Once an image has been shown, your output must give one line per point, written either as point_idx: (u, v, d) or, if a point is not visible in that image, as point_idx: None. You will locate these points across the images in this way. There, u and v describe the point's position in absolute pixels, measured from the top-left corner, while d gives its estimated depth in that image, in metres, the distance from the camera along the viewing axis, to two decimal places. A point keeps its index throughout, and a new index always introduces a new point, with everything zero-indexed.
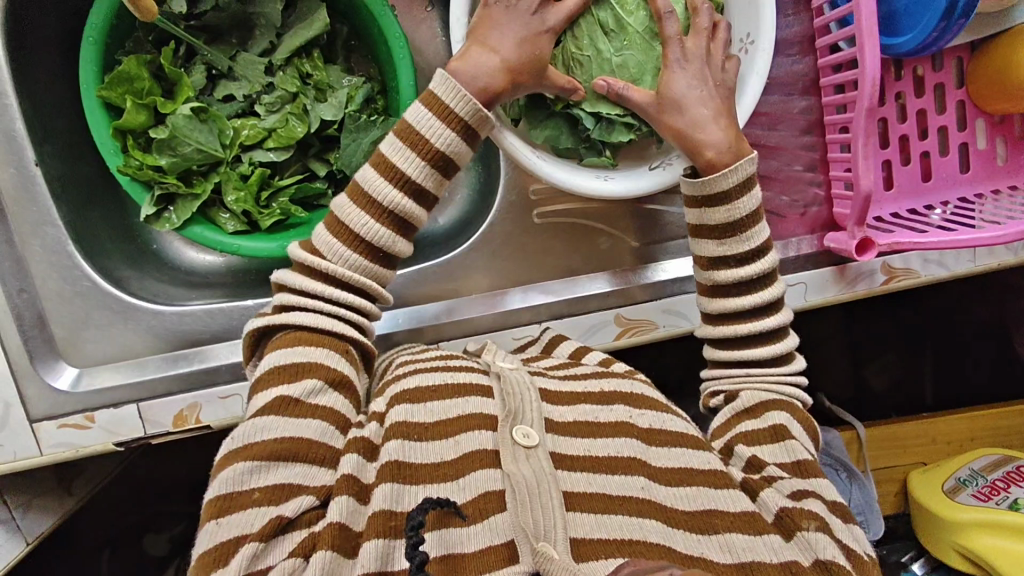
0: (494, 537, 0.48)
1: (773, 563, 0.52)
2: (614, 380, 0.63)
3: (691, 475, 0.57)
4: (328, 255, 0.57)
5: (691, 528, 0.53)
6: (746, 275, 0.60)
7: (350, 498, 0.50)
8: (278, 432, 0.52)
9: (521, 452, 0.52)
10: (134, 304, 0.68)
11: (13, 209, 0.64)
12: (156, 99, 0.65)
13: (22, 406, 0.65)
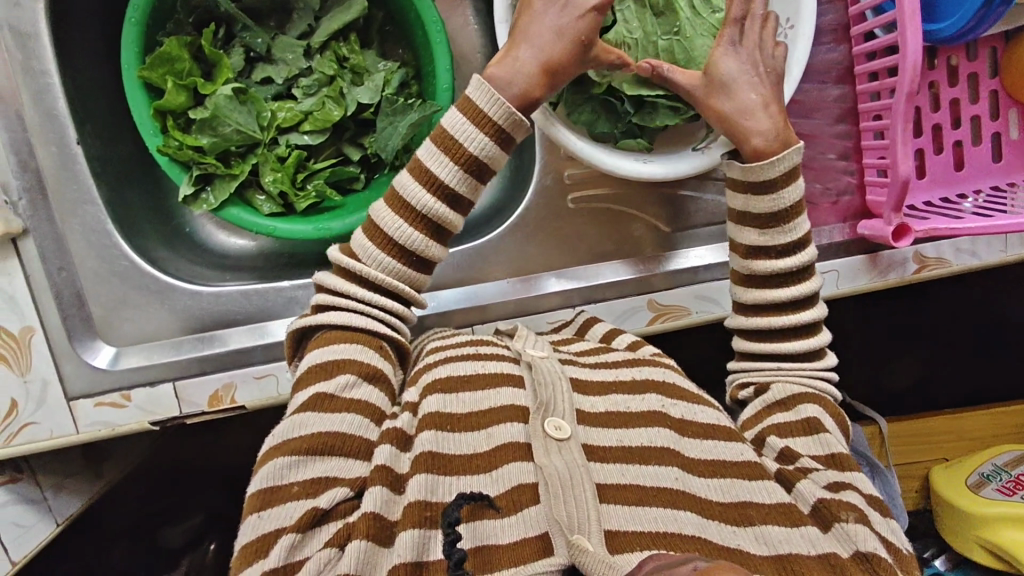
0: (528, 529, 0.48)
1: (811, 555, 0.49)
2: (646, 367, 0.63)
3: (726, 467, 0.56)
4: (363, 257, 0.58)
5: (727, 519, 0.52)
6: (784, 268, 0.60)
7: (384, 489, 0.51)
8: (316, 426, 0.53)
9: (554, 445, 0.52)
10: (171, 285, 0.69)
11: (53, 188, 0.64)
12: (197, 80, 0.66)
13: (60, 383, 0.66)
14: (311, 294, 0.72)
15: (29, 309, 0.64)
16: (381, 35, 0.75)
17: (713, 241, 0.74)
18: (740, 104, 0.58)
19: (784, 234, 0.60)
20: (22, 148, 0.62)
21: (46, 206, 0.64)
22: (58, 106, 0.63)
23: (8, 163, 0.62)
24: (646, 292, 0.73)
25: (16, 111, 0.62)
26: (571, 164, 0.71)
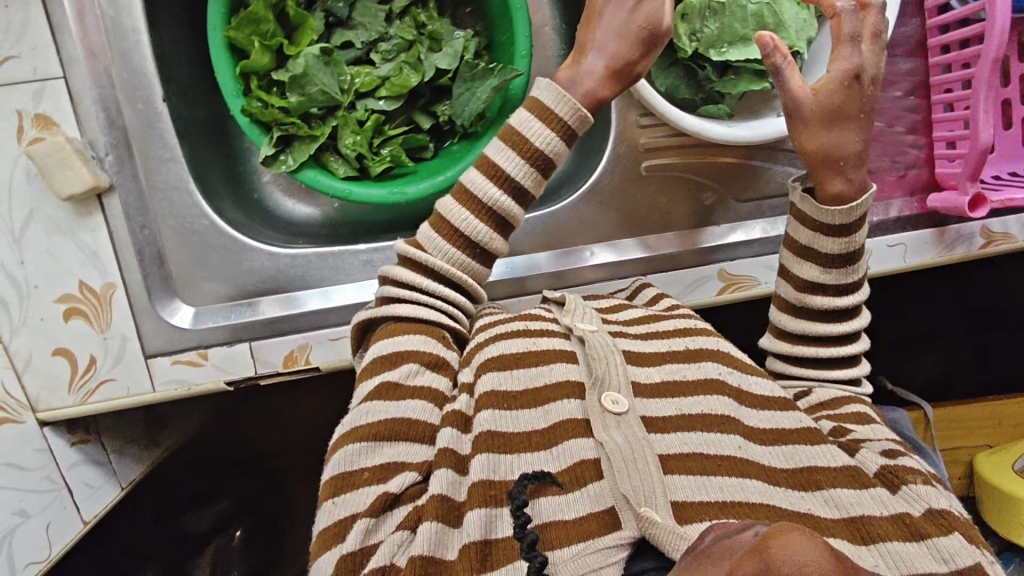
0: (596, 503, 0.45)
1: (885, 516, 0.47)
2: (700, 338, 0.61)
3: (784, 433, 0.53)
4: (429, 248, 0.59)
5: (796, 485, 0.49)
6: (841, 305, 0.60)
7: (450, 470, 0.48)
8: (382, 414, 0.51)
9: (612, 419, 0.50)
10: (249, 246, 0.68)
11: (139, 145, 0.64)
12: (281, 41, 0.67)
13: (138, 340, 0.67)
14: (386, 258, 0.72)
15: (112, 266, 0.65)
16: (456, 5, 0.76)
17: (780, 213, 0.75)
18: (839, 140, 0.58)
19: (846, 274, 0.60)
20: (111, 105, 0.63)
21: (131, 163, 0.64)
22: (146, 64, 0.63)
23: (97, 120, 0.62)
24: (716, 262, 0.74)
25: (105, 68, 0.62)
26: (646, 132, 0.71)
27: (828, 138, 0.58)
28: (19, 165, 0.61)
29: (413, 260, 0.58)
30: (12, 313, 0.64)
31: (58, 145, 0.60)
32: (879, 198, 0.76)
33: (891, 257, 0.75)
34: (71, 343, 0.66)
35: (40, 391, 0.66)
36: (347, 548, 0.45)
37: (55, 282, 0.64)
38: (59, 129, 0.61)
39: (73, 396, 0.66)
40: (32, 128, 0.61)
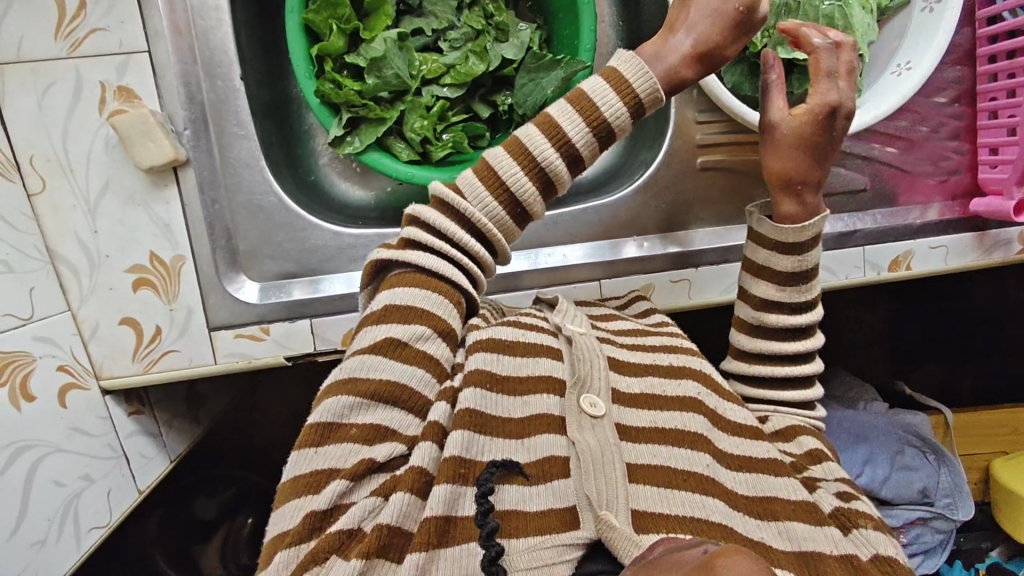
0: (555, 501, 0.47)
1: (832, 555, 0.48)
2: (684, 357, 0.63)
3: (748, 462, 0.55)
4: (470, 199, 0.55)
5: (754, 512, 0.51)
6: (796, 328, 0.62)
7: (433, 447, 0.48)
8: (383, 373, 0.50)
9: (587, 421, 0.51)
10: (313, 224, 0.70)
11: (214, 121, 0.66)
12: (358, 25, 0.69)
13: (203, 312, 0.68)
14: None
15: (182, 239, 0.66)
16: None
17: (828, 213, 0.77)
18: (797, 163, 0.60)
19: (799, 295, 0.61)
20: (192, 80, 0.65)
21: (207, 137, 0.66)
22: (225, 44, 0.65)
23: (177, 94, 0.64)
24: None
25: (189, 44, 0.64)
26: (704, 128, 0.73)
27: (788, 162, 0.60)
28: (100, 135, 0.63)
29: (452, 207, 0.54)
30: (82, 281, 0.65)
31: (143, 117, 0.62)
32: (919, 201, 0.78)
33: (932, 258, 0.77)
34: (138, 314, 0.67)
35: (103, 359, 0.66)
36: (322, 501, 0.45)
37: (125, 253, 0.65)
38: (140, 102, 0.63)
39: (136, 366, 0.67)
40: (113, 99, 0.63)
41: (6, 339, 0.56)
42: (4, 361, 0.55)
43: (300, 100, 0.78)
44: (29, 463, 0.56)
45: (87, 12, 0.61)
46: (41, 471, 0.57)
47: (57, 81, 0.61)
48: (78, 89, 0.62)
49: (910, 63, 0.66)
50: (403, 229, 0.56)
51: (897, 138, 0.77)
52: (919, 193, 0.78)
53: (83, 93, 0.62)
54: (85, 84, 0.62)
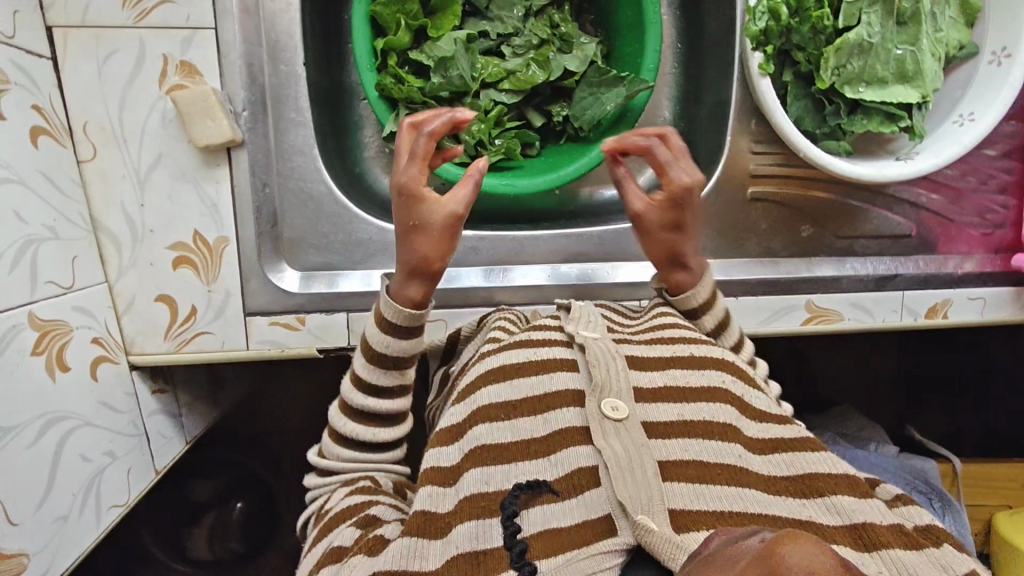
0: (590, 512, 0.45)
1: (884, 524, 0.42)
2: (705, 347, 0.61)
3: (784, 444, 0.51)
4: (357, 394, 0.59)
5: (797, 495, 0.46)
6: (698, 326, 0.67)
7: (432, 488, 0.50)
8: (349, 503, 0.54)
9: (610, 426, 0.49)
10: (360, 217, 0.69)
11: (272, 105, 0.66)
12: (425, 22, 0.68)
13: (241, 297, 0.67)
14: (490, 246, 0.73)
15: (229, 221, 0.65)
16: (581, 11, 0.78)
17: (871, 254, 0.77)
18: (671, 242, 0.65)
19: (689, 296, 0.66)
20: (255, 62, 0.64)
21: (264, 122, 0.65)
22: (293, 29, 0.65)
23: (238, 75, 0.63)
24: (804, 293, 0.75)
25: (255, 25, 0.64)
26: (759, 158, 0.73)
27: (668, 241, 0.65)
28: (157, 108, 0.62)
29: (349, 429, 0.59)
30: (124, 255, 0.64)
31: (205, 94, 0.61)
32: (961, 251, 0.78)
33: (970, 308, 0.77)
34: (176, 292, 0.66)
35: (135, 335, 0.66)
36: None
37: (170, 229, 0.64)
38: (202, 78, 0.62)
39: (168, 344, 0.66)
40: (175, 74, 0.61)
41: (48, 306, 0.55)
42: (45, 329, 0.54)
43: (354, 90, 0.77)
44: (60, 435, 0.54)
45: None
46: (70, 445, 0.55)
47: (120, 49, 0.60)
48: (140, 59, 0.61)
49: (974, 115, 0.65)
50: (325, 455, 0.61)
51: (945, 186, 0.77)
52: (962, 243, 0.78)
53: (145, 64, 0.61)
54: (148, 55, 0.61)
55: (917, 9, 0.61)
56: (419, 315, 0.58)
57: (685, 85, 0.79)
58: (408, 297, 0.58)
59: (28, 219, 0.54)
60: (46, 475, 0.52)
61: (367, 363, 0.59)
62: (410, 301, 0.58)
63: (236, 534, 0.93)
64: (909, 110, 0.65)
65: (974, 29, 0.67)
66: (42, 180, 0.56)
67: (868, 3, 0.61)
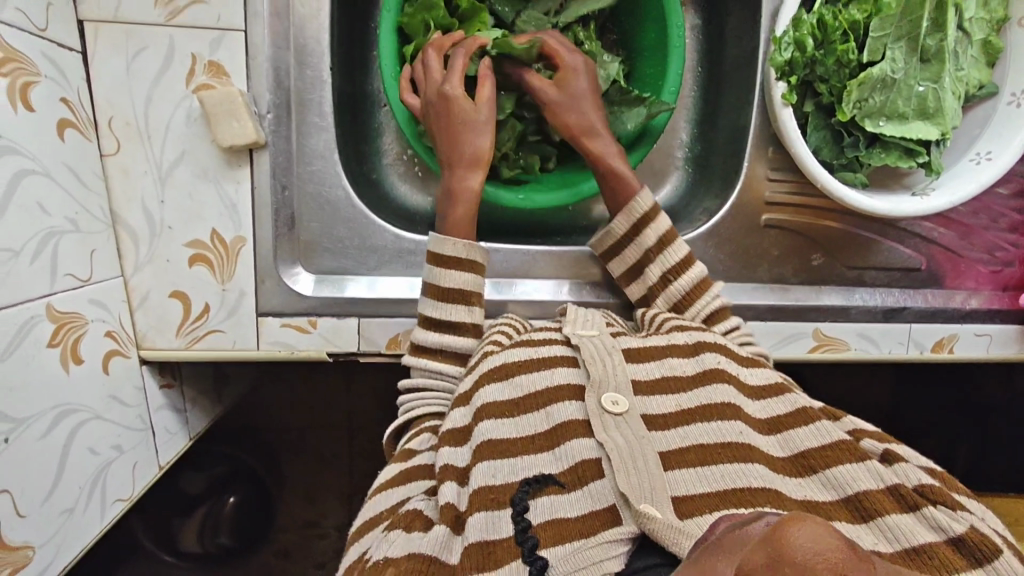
0: (596, 503, 0.45)
1: (879, 490, 0.44)
2: (698, 334, 0.61)
3: (782, 421, 0.53)
4: (431, 326, 0.64)
5: (794, 473, 0.48)
6: (644, 252, 0.68)
7: (454, 484, 0.50)
8: (396, 472, 0.55)
9: (613, 418, 0.51)
10: (376, 223, 0.70)
11: (296, 109, 0.66)
12: (451, 31, 0.68)
13: (254, 297, 0.67)
14: (503, 258, 0.74)
15: (246, 221, 0.65)
16: (604, 31, 0.79)
17: (880, 286, 0.77)
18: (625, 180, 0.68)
19: (623, 220, 0.69)
20: (282, 66, 0.65)
21: (287, 126, 0.66)
22: (321, 35, 0.66)
23: (265, 78, 0.64)
24: (812, 321, 0.75)
25: (284, 29, 0.64)
26: (774, 185, 0.73)
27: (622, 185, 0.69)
28: (182, 107, 0.62)
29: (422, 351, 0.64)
30: (141, 249, 0.64)
31: (232, 95, 0.61)
32: (968, 287, 0.79)
33: (975, 344, 0.78)
34: (190, 288, 0.66)
35: (147, 329, 0.66)
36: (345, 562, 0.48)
37: (188, 227, 0.65)
38: (229, 79, 0.62)
39: (179, 340, 0.67)
40: (203, 73, 0.62)
41: (66, 298, 0.55)
42: (62, 321, 0.54)
43: (376, 96, 0.77)
44: (70, 427, 0.54)
45: None
46: (79, 437, 0.55)
47: (149, 46, 0.61)
48: (169, 56, 0.61)
49: (991, 154, 0.66)
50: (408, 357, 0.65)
51: (956, 223, 0.77)
52: (970, 279, 0.79)
53: (173, 63, 0.61)
54: (177, 53, 0.61)
55: (940, 47, 0.62)
56: (469, 243, 0.65)
57: (703, 108, 0.80)
58: (460, 231, 0.65)
59: (52, 211, 0.54)
60: (55, 467, 0.52)
61: (432, 302, 0.64)
62: (463, 234, 0.65)
63: (227, 528, 0.92)
64: (928, 146, 0.66)
65: (994, 69, 0.68)
66: (65, 172, 0.56)
67: (893, 39, 0.62)
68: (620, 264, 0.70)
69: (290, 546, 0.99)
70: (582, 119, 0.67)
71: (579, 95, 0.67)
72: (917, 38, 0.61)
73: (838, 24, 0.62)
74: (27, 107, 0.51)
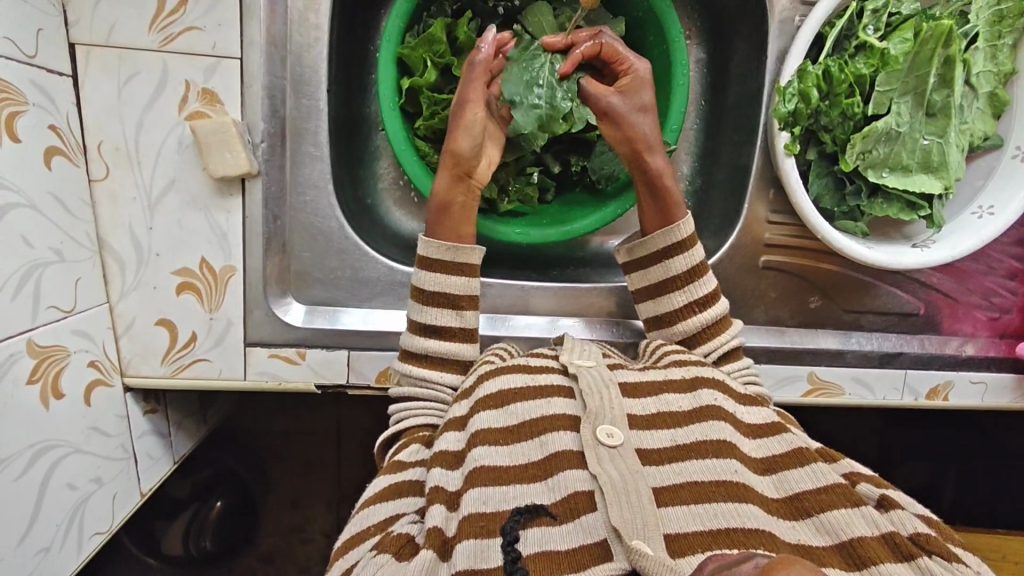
0: (587, 536, 0.44)
1: (874, 537, 0.43)
2: (695, 367, 0.58)
3: (777, 460, 0.51)
4: (422, 331, 0.61)
5: (787, 516, 0.47)
6: (674, 271, 0.64)
7: (443, 508, 0.48)
8: (382, 484, 0.54)
9: (605, 452, 0.49)
10: (369, 255, 0.68)
11: (291, 138, 0.65)
12: (451, 62, 0.67)
13: (242, 327, 0.66)
14: (495, 291, 0.73)
15: (236, 250, 0.64)
16: None
17: (876, 330, 0.77)
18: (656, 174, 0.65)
19: (668, 233, 0.64)
20: (277, 94, 0.63)
21: (281, 154, 0.65)
22: (318, 64, 0.64)
23: (260, 106, 0.63)
24: (807, 364, 0.74)
25: (281, 57, 0.63)
26: (774, 228, 0.72)
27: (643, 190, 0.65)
28: (174, 134, 0.61)
29: (416, 355, 0.61)
30: (127, 277, 0.63)
31: (224, 125, 0.60)
32: (964, 332, 0.78)
33: (970, 392, 0.77)
34: (176, 317, 0.65)
35: (132, 357, 0.65)
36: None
37: (176, 254, 0.63)
38: (223, 108, 0.61)
39: (165, 368, 0.65)
40: (196, 101, 0.61)
41: (47, 332, 0.54)
42: (43, 356, 0.53)
43: (373, 121, 0.74)
44: (48, 465, 0.53)
45: (186, 8, 0.59)
46: (57, 474, 0.54)
47: (141, 72, 0.60)
48: (161, 83, 0.60)
49: (993, 208, 0.66)
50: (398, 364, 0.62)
51: (955, 270, 0.76)
52: (967, 324, 0.77)
53: (166, 90, 0.60)
54: (170, 80, 0.60)
55: (946, 103, 0.62)
56: (456, 245, 0.62)
57: (704, 143, 0.78)
58: (446, 233, 0.63)
59: (35, 243, 0.52)
60: (31, 506, 0.51)
61: (417, 306, 0.61)
62: (444, 238, 0.63)
63: (211, 532, 0.90)
64: (930, 199, 0.66)
65: (999, 121, 0.67)
66: (51, 201, 0.55)
67: (899, 93, 0.62)
68: (642, 279, 0.65)
69: (274, 551, 0.97)
70: (639, 131, 0.64)
71: (634, 105, 0.64)
72: (924, 93, 0.61)
73: (844, 76, 0.62)
74: (14, 138, 0.50)
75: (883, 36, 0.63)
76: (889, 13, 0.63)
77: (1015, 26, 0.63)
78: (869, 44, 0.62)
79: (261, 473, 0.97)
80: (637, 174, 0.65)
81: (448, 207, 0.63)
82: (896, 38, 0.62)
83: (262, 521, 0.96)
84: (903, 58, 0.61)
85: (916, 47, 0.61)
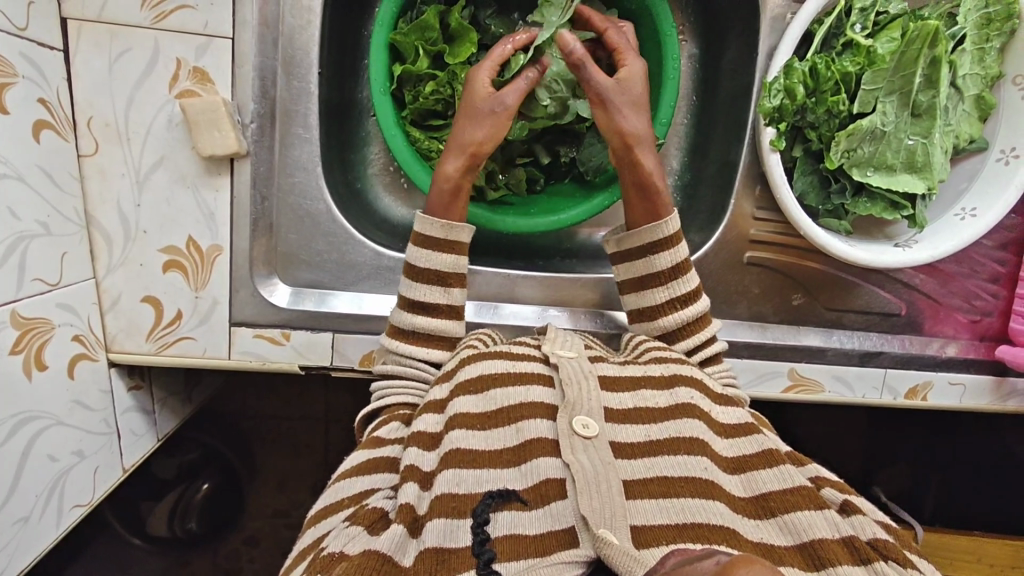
0: (556, 522, 0.45)
1: (835, 540, 0.44)
2: (675, 365, 0.59)
3: (747, 461, 0.52)
4: (417, 315, 0.61)
5: (752, 515, 0.48)
6: (658, 266, 0.64)
7: (416, 487, 0.49)
8: (359, 459, 0.54)
9: (579, 443, 0.49)
10: (358, 240, 0.69)
11: (282, 120, 0.65)
12: (443, 50, 0.67)
13: (228, 305, 0.66)
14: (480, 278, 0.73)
15: (223, 229, 0.65)
16: None
17: (858, 329, 0.77)
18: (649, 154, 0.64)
19: (655, 228, 0.64)
20: (269, 74, 0.64)
21: (271, 134, 0.65)
22: (311, 46, 0.64)
23: (251, 87, 0.63)
24: (788, 361, 0.75)
25: (273, 39, 0.63)
26: (759, 225, 0.73)
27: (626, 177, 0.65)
28: (164, 112, 0.61)
29: (410, 332, 0.61)
30: (114, 252, 0.63)
31: (214, 105, 0.61)
32: (946, 334, 0.78)
33: (948, 392, 0.78)
34: (162, 294, 0.65)
35: (117, 332, 0.65)
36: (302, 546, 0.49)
37: (163, 232, 0.64)
38: (214, 87, 0.62)
39: (150, 344, 0.66)
40: (187, 78, 0.61)
41: (32, 304, 0.54)
42: (27, 328, 0.53)
43: (365, 106, 0.74)
44: (30, 435, 0.54)
45: None
46: (38, 445, 0.55)
47: (132, 49, 0.60)
48: (154, 60, 0.60)
49: (976, 212, 0.67)
50: (386, 337, 0.62)
51: (940, 271, 0.76)
52: (948, 326, 0.78)
53: (157, 65, 0.60)
54: (162, 57, 0.60)
55: (932, 103, 0.62)
56: (450, 223, 0.62)
57: (696, 137, 0.79)
58: (450, 215, 0.63)
59: (22, 214, 0.53)
60: (10, 477, 0.52)
61: (407, 283, 0.62)
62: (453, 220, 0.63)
63: (196, 513, 0.91)
64: (914, 199, 0.66)
65: (985, 125, 0.68)
66: (39, 174, 0.55)
67: (885, 92, 0.63)
68: (627, 271, 0.66)
69: (259, 535, 0.97)
70: (628, 126, 0.63)
71: (628, 98, 0.63)
72: (910, 93, 0.62)
73: (831, 74, 0.62)
74: (2, 109, 0.50)
75: (871, 34, 0.64)
76: (878, 11, 0.64)
77: (1003, 29, 0.64)
78: (855, 42, 0.63)
79: (246, 456, 0.97)
80: (627, 170, 0.65)
81: (457, 192, 0.63)
82: (884, 37, 0.63)
83: (246, 502, 0.97)
84: (890, 57, 0.62)
85: (902, 47, 0.61)
